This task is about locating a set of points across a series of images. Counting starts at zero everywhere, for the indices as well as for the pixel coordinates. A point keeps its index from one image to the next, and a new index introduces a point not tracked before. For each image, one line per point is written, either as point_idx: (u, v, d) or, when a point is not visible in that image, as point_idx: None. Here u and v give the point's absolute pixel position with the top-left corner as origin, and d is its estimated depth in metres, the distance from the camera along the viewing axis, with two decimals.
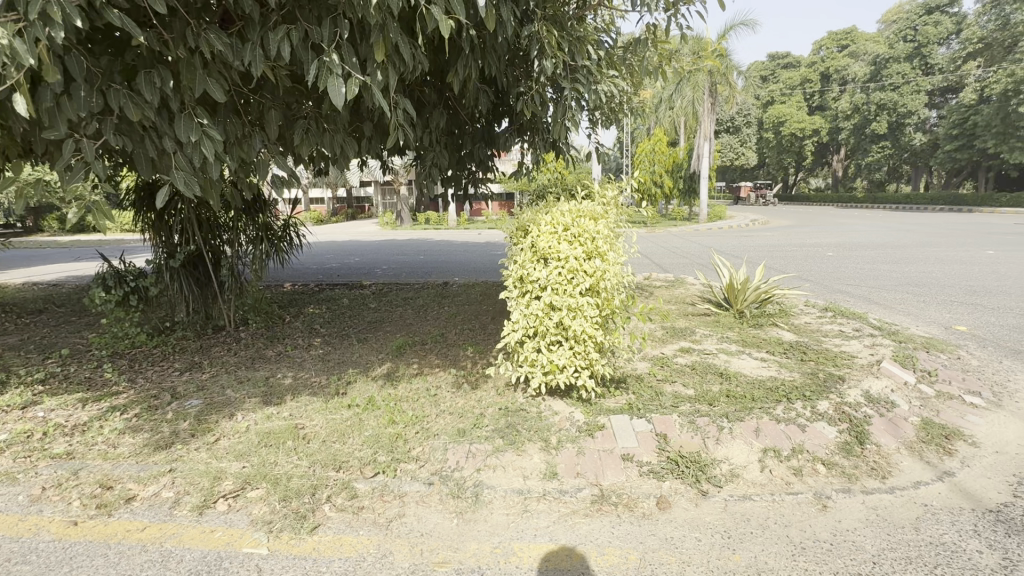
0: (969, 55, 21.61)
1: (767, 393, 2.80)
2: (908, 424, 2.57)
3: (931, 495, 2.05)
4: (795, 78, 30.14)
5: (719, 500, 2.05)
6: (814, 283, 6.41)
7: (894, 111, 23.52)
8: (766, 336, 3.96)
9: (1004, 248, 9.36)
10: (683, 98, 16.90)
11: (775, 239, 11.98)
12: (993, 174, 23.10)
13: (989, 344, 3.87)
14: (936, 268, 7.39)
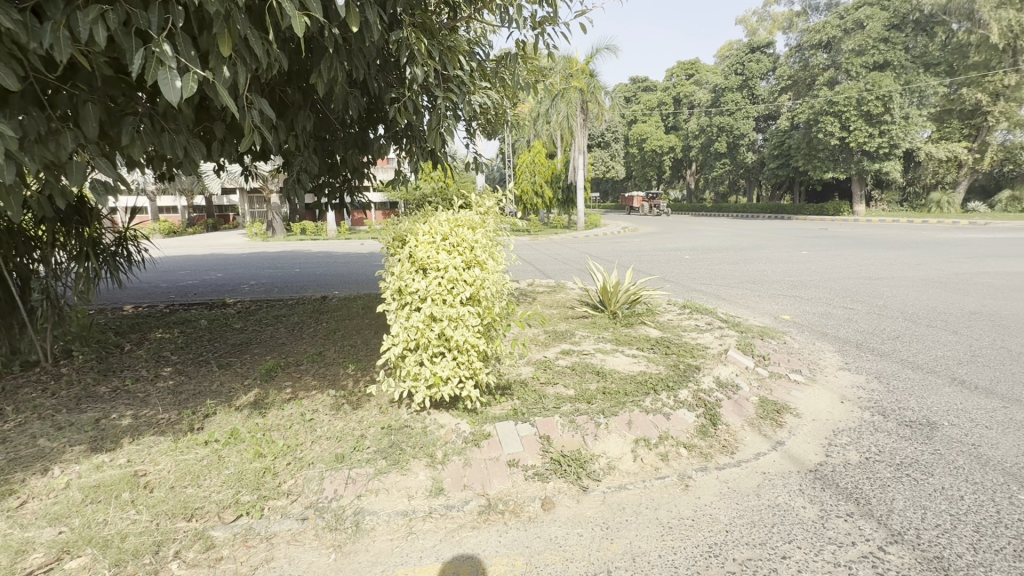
0: (782, 89, 26.00)
1: (637, 386, 3.04)
2: (750, 403, 2.97)
3: (768, 463, 2.37)
4: (653, 100, 33.62)
5: (599, 493, 2.16)
6: (675, 283, 7.15)
7: (731, 133, 27.43)
8: (636, 334, 4.32)
9: (813, 249, 11.37)
10: (558, 112, 17.87)
11: (642, 244, 13.19)
12: (803, 188, 28.04)
13: (806, 330, 4.66)
14: (767, 267, 8.70)
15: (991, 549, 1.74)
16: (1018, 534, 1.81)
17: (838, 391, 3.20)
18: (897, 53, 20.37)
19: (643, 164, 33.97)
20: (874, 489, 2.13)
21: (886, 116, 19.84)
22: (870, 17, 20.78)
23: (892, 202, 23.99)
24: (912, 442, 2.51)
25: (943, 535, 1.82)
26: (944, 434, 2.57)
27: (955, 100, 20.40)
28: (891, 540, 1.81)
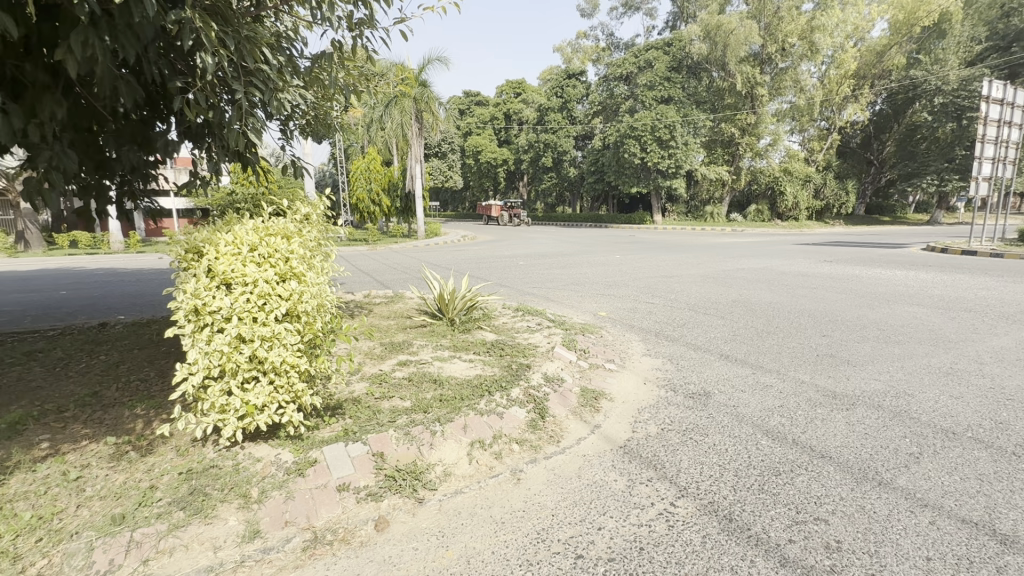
0: (595, 113, 29.53)
1: (473, 390, 3.12)
2: (573, 394, 3.27)
3: (587, 446, 2.64)
4: (485, 115, 35.15)
5: (435, 502, 2.15)
6: (509, 288, 7.54)
7: (555, 150, 30.09)
8: (473, 340, 4.43)
9: (624, 253, 13.10)
10: (391, 120, 17.41)
11: (481, 252, 13.68)
12: (615, 200, 32.16)
13: (617, 324, 5.33)
14: (587, 270, 9.74)
15: (745, 487, 2.19)
16: (761, 471, 2.32)
17: (642, 374, 3.71)
18: (677, 90, 24.68)
19: (480, 175, 35.25)
20: (667, 453, 2.51)
21: (672, 142, 23.93)
22: (657, 59, 24.84)
23: (680, 213, 28.85)
24: (693, 411, 3.03)
25: (714, 483, 2.23)
26: (715, 400, 3.17)
27: (718, 132, 25.50)
28: (679, 495, 2.15)
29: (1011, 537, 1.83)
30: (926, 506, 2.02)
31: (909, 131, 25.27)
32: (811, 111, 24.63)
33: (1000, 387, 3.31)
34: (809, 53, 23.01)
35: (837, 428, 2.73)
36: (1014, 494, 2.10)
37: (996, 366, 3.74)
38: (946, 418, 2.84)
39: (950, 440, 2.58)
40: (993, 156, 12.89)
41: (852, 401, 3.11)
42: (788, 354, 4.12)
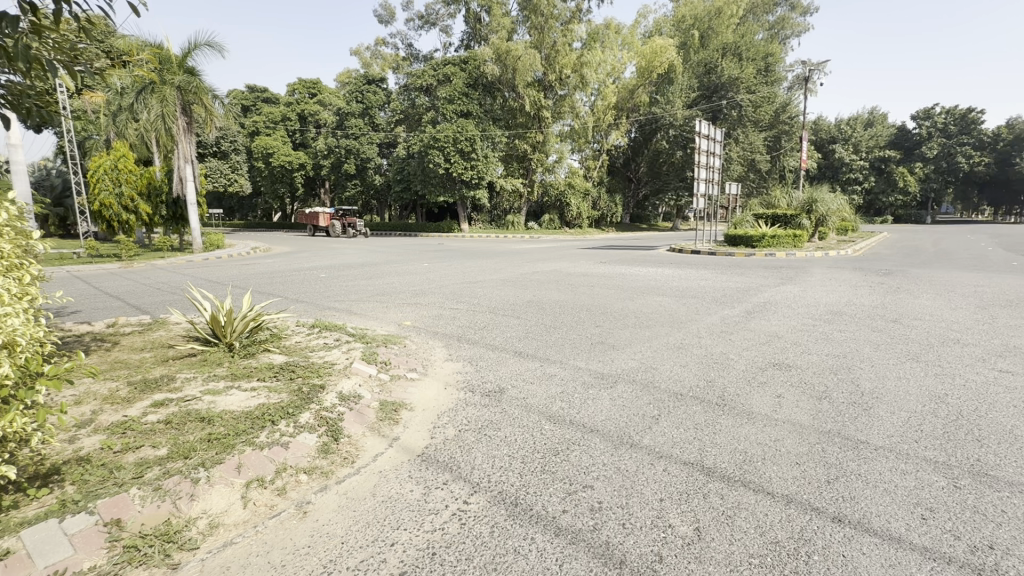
0: (398, 120, 29.27)
1: (252, 422, 2.75)
2: (370, 409, 3.14)
3: (383, 461, 2.56)
4: (275, 113, 31.75)
5: (195, 564, 1.82)
6: (307, 303, 6.91)
7: (358, 156, 28.87)
8: (257, 365, 3.91)
9: (433, 261, 13.27)
10: (146, 111, 14.29)
11: (275, 265, 12.29)
12: (424, 209, 32.39)
13: (423, 332, 5.33)
14: (394, 279, 9.56)
15: (529, 471, 2.40)
16: (543, 453, 2.57)
17: (443, 379, 3.78)
18: (475, 106, 26.05)
19: (272, 180, 31.66)
20: (462, 454, 2.60)
21: (473, 155, 25.27)
22: (454, 74, 25.87)
23: (485, 221, 30.48)
24: (488, 408, 3.20)
25: (503, 473, 2.38)
26: (508, 395, 3.41)
27: (513, 147, 27.81)
28: (472, 492, 2.24)
29: (712, 468, 2.40)
30: (660, 456, 2.51)
31: (655, 155, 31.48)
32: (586, 134, 28.68)
33: (710, 354, 4.34)
34: (581, 84, 26.79)
35: (603, 405, 3.20)
36: (714, 434, 2.76)
37: (708, 338, 4.89)
38: (677, 383, 3.59)
39: (678, 400, 3.26)
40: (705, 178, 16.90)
41: (614, 379, 3.70)
42: (569, 345, 4.69)
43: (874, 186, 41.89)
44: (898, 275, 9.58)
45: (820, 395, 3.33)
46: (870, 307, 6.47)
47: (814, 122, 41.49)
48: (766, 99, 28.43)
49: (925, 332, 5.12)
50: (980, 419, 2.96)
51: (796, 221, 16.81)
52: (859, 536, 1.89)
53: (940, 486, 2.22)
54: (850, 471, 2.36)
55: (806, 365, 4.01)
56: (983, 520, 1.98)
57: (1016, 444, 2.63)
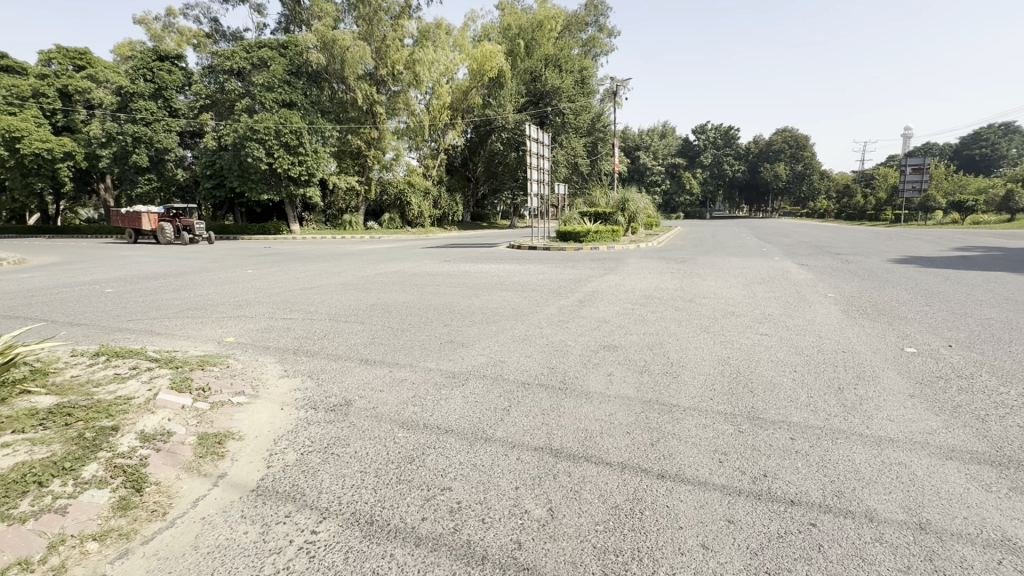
0: (203, 106, 25.25)
1: (5, 489, 2.10)
2: (185, 447, 2.65)
3: (207, 504, 2.17)
4: (22, 87, 24.82)
5: None
6: (86, 326, 5.56)
7: (151, 145, 24.17)
8: (10, 411, 2.99)
9: (258, 267, 11.81)
10: None
11: (33, 281, 9.62)
12: (244, 209, 28.62)
13: (250, 348, 4.70)
14: (209, 290, 8.26)
15: (384, 484, 2.29)
16: (397, 462, 2.47)
17: (279, 399, 3.37)
18: (299, 96, 23.78)
19: (22, 172, 24.72)
20: (309, 479, 2.35)
21: (300, 149, 23.17)
22: (273, 59, 23.39)
23: (319, 221, 28.17)
24: (334, 424, 2.96)
25: (356, 491, 2.23)
26: (355, 407, 3.20)
27: (345, 143, 26.20)
28: (321, 519, 2.05)
29: (559, 449, 2.58)
30: (513, 446, 2.61)
31: (490, 156, 32.71)
32: (423, 133, 28.47)
33: (551, 342, 4.68)
34: (415, 82, 26.46)
35: (457, 403, 3.21)
36: (559, 417, 2.98)
37: (548, 327, 5.26)
38: (523, 373, 3.79)
39: (526, 390, 3.44)
40: (537, 178, 18.13)
41: (465, 376, 3.74)
42: (417, 347, 4.60)
43: (669, 188, 49.81)
44: (691, 262, 11.54)
45: (640, 369, 3.84)
46: (673, 290, 7.68)
47: (622, 132, 47.56)
48: (584, 108, 31.62)
49: (711, 307, 6.28)
50: (751, 373, 3.73)
51: (614, 218, 19.10)
52: (678, 486, 2.22)
53: (730, 433, 2.73)
54: (668, 431, 2.76)
55: (629, 344, 4.58)
56: (759, 454, 2.49)
57: (774, 390, 3.37)
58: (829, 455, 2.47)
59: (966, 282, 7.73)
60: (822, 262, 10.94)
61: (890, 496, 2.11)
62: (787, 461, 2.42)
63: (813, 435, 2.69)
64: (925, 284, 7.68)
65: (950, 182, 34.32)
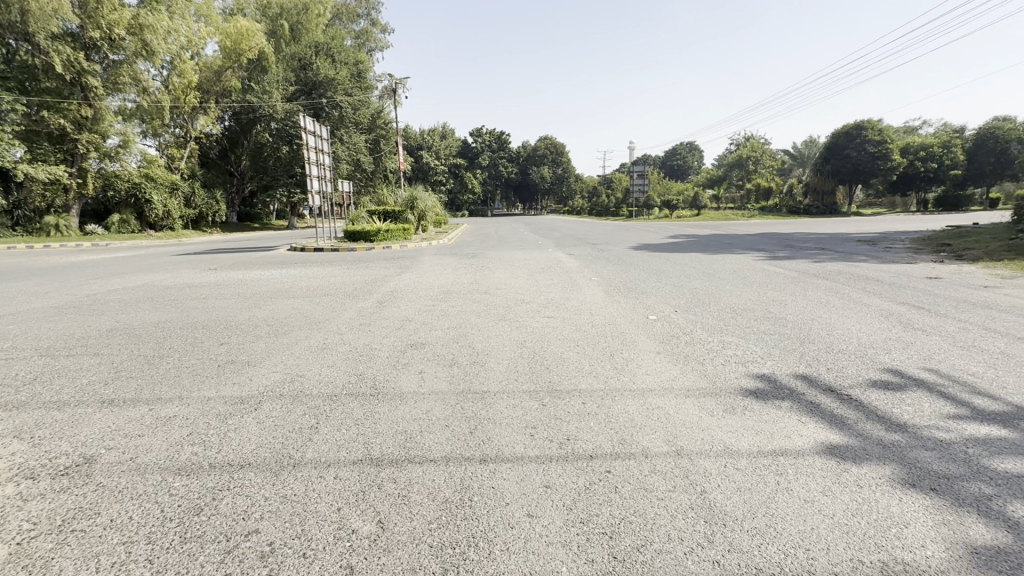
0: None
1: None
2: None
3: None
4: None
5: None
6: None
7: None
8: None
9: None
10: None
11: None
12: None
13: None
14: None
15: (163, 548, 1.84)
16: (179, 518, 2.01)
17: None
18: None
19: None
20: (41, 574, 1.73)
21: None
22: None
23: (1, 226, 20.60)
24: (70, 493, 2.23)
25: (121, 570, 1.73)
26: (102, 464, 2.47)
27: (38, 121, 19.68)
28: None
29: (381, 457, 2.46)
30: (328, 466, 2.39)
31: (257, 148, 28.81)
32: (162, 115, 23.32)
33: (355, 348, 4.41)
34: (145, 52, 21.42)
35: (251, 431, 2.77)
36: (375, 424, 2.84)
37: (349, 333, 4.94)
38: (328, 385, 3.49)
39: (333, 403, 3.17)
40: (317, 175, 16.72)
41: (258, 400, 3.25)
42: (186, 374, 3.78)
43: (453, 187, 52.05)
44: (480, 257, 12.31)
45: (450, 363, 3.94)
46: (468, 283, 8.08)
47: (404, 130, 47.42)
48: (363, 103, 30.24)
49: (504, 297, 6.81)
50: (545, 352, 4.19)
51: (403, 216, 18.97)
52: (501, 466, 2.36)
53: (536, 408, 3.02)
54: (483, 417, 2.91)
55: (436, 339, 4.65)
56: (562, 422, 2.82)
57: (564, 365, 3.85)
58: (612, 411, 2.95)
59: (678, 262, 10.11)
60: (584, 252, 12.95)
61: (656, 434, 2.64)
62: (583, 422, 2.81)
63: (598, 397, 3.19)
64: (655, 265, 9.80)
65: (661, 185, 44.35)
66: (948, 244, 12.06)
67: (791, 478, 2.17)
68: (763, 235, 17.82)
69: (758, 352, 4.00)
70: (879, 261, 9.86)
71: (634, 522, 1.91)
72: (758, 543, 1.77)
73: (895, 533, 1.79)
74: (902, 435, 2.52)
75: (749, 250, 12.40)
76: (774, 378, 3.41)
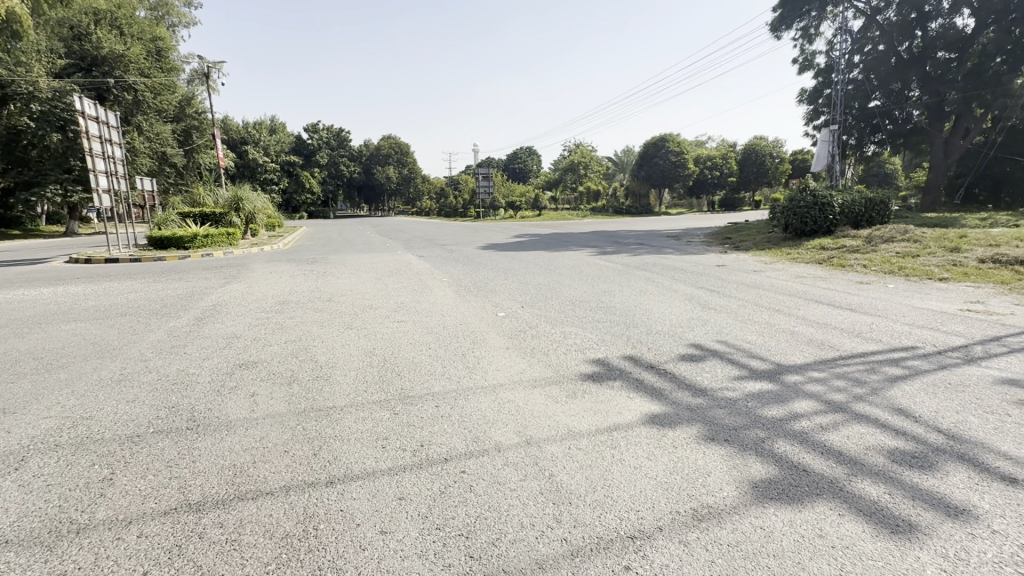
0: None
1: None
2: None
3: None
4: None
5: None
6: None
7: None
8: None
9: None
10: None
11: None
12: None
13: None
14: None
15: None
16: None
17: None
18: None
19: None
20: None
21: None
22: None
23: None
24: None
25: None
26: None
27: None
28: None
29: (202, 501, 2.11)
30: (129, 523, 1.97)
31: (11, 134, 22.65)
32: None
33: (164, 376, 3.71)
34: None
35: (12, 498, 2.15)
36: (193, 462, 2.43)
37: (157, 358, 4.15)
38: (127, 424, 2.88)
39: (136, 445, 2.63)
40: (104, 171, 13.68)
41: (23, 455, 2.54)
42: None
43: (287, 186, 47.48)
44: (321, 262, 11.39)
45: (289, 381, 3.57)
46: (309, 291, 7.44)
47: (222, 121, 41.70)
48: (165, 87, 25.74)
49: (350, 304, 6.41)
50: (395, 358, 4.06)
51: (226, 219, 16.64)
52: (350, 486, 2.20)
53: (388, 418, 2.89)
54: (328, 436, 2.69)
55: (270, 356, 4.17)
56: (414, 428, 2.75)
57: (416, 369, 3.77)
58: (465, 411, 2.97)
59: (523, 261, 10.69)
60: (433, 253, 12.87)
61: (508, 428, 2.73)
62: (437, 426, 2.77)
63: (451, 398, 3.18)
64: (502, 264, 10.18)
65: (505, 187, 46.51)
66: (729, 237, 14.87)
67: (625, 450, 2.42)
68: (594, 233, 19.85)
69: (593, 339, 4.41)
70: (682, 253, 11.71)
71: (489, 517, 1.95)
72: (598, 513, 1.95)
73: (701, 482, 2.13)
74: (704, 398, 3.02)
75: (583, 247, 13.67)
76: (607, 361, 3.80)
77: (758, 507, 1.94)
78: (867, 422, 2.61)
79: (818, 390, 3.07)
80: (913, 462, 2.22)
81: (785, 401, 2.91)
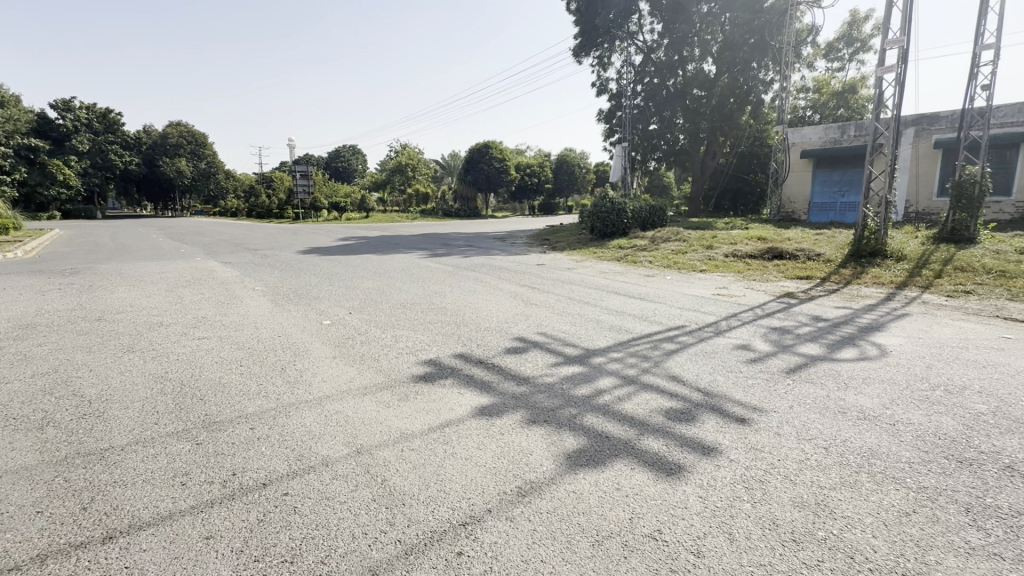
0: None
1: None
2: None
3: None
4: None
5: None
6: None
7: None
8: None
9: None
10: None
11: None
12: None
13: None
14: None
15: None
16: None
17: None
18: None
19: None
20: None
21: None
22: None
23: None
24: None
25: None
26: None
27: None
28: None
29: None
30: None
31: None
32: None
33: None
34: None
35: None
36: None
37: None
38: None
39: None
40: None
41: None
42: None
43: (26, 177, 36.64)
44: (83, 273, 9.11)
45: (39, 425, 2.80)
46: (67, 310, 5.89)
47: None
48: None
49: (130, 323, 5.28)
50: (196, 381, 3.51)
51: None
52: (138, 537, 1.86)
53: (187, 450, 2.49)
54: (104, 483, 2.21)
55: (7, 397, 3.21)
56: (224, 457, 2.44)
57: (225, 390, 3.33)
58: (285, 429, 2.73)
59: (349, 265, 10.13)
60: (243, 259, 11.38)
61: (336, 440, 2.60)
62: (252, 449, 2.50)
63: (270, 417, 2.89)
64: (327, 269, 9.50)
65: (328, 187, 43.43)
66: (548, 239, 16.34)
67: (458, 443, 2.53)
68: (424, 235, 19.84)
69: (424, 341, 4.44)
70: (507, 254, 12.47)
71: (316, 536, 1.85)
72: (431, 509, 2.00)
73: (525, 460, 2.34)
74: (526, 385, 3.31)
75: (414, 250, 13.56)
76: (439, 361, 3.88)
77: (571, 474, 2.23)
78: (651, 390, 3.18)
79: (616, 367, 3.62)
80: (680, 416, 2.79)
81: (592, 380, 3.37)
